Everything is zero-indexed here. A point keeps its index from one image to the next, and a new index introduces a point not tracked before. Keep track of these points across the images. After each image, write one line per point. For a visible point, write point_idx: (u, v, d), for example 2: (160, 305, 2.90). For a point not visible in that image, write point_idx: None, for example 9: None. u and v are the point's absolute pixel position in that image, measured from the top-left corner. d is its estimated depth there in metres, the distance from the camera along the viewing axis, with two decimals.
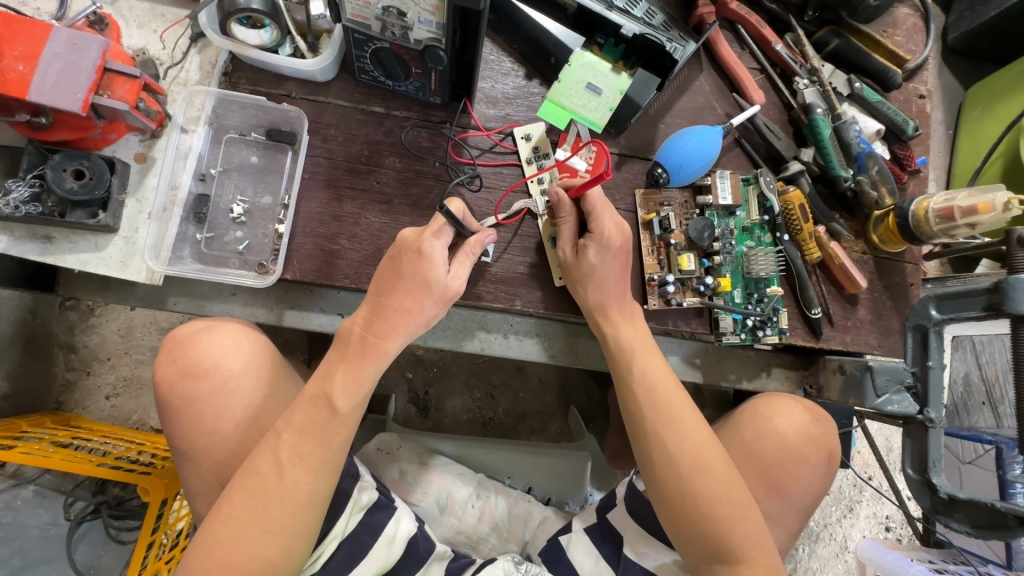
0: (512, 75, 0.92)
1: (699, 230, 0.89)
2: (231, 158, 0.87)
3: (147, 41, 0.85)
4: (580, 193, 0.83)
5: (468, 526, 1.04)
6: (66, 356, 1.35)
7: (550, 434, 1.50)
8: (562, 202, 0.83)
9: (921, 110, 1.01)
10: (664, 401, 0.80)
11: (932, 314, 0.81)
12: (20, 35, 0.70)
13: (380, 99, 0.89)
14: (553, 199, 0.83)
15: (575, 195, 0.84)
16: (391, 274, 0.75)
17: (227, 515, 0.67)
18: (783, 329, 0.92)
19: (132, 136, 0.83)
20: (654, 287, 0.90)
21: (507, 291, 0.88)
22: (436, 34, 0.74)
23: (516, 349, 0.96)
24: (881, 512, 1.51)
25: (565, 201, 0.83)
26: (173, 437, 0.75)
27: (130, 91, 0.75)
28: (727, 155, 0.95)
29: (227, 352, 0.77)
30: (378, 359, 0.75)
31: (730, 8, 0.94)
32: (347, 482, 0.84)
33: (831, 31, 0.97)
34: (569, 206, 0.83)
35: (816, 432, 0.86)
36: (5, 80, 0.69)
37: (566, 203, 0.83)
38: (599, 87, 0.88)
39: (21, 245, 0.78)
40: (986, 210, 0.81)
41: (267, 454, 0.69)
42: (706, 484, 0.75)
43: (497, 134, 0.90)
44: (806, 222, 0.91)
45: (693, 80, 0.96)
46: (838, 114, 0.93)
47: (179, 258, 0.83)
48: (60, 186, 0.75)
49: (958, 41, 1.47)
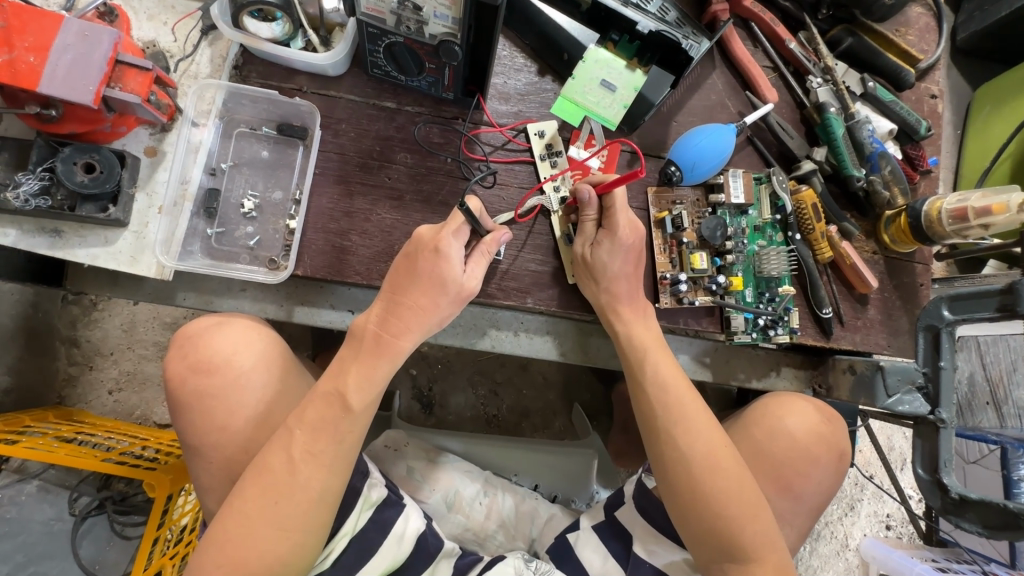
0: (525, 71, 0.92)
1: (711, 229, 0.88)
2: (241, 152, 0.86)
3: (157, 33, 0.84)
4: (608, 190, 0.82)
5: (476, 523, 1.04)
6: (69, 350, 1.35)
7: (555, 431, 1.50)
8: (591, 200, 0.83)
9: (932, 110, 1.01)
10: (676, 401, 0.80)
11: (945, 315, 0.81)
12: (29, 26, 0.69)
13: (392, 94, 0.88)
14: (582, 196, 0.82)
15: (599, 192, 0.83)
16: (406, 272, 0.74)
17: (239, 511, 0.67)
18: (794, 328, 0.92)
19: (142, 130, 0.82)
20: (666, 285, 0.90)
21: (519, 289, 0.88)
22: (452, 29, 0.73)
23: (526, 347, 0.96)
24: (882, 510, 1.52)
25: (593, 198, 0.83)
26: (184, 433, 0.75)
27: (142, 83, 0.74)
28: (739, 153, 0.95)
29: (238, 348, 0.76)
30: (392, 358, 0.74)
31: (744, 6, 0.93)
32: (357, 479, 0.84)
33: (844, 29, 0.97)
34: (596, 204, 0.83)
35: (825, 430, 0.86)
36: (16, 72, 0.68)
37: (595, 202, 0.83)
38: (613, 84, 0.89)
39: (30, 238, 0.77)
40: (1000, 211, 0.82)
41: (279, 453, 0.69)
42: (718, 483, 0.75)
43: (510, 131, 0.90)
44: (819, 222, 0.90)
45: (706, 78, 0.95)
46: (851, 114, 0.92)
47: (190, 253, 0.83)
48: (70, 179, 0.74)
49: (968, 41, 1.47)
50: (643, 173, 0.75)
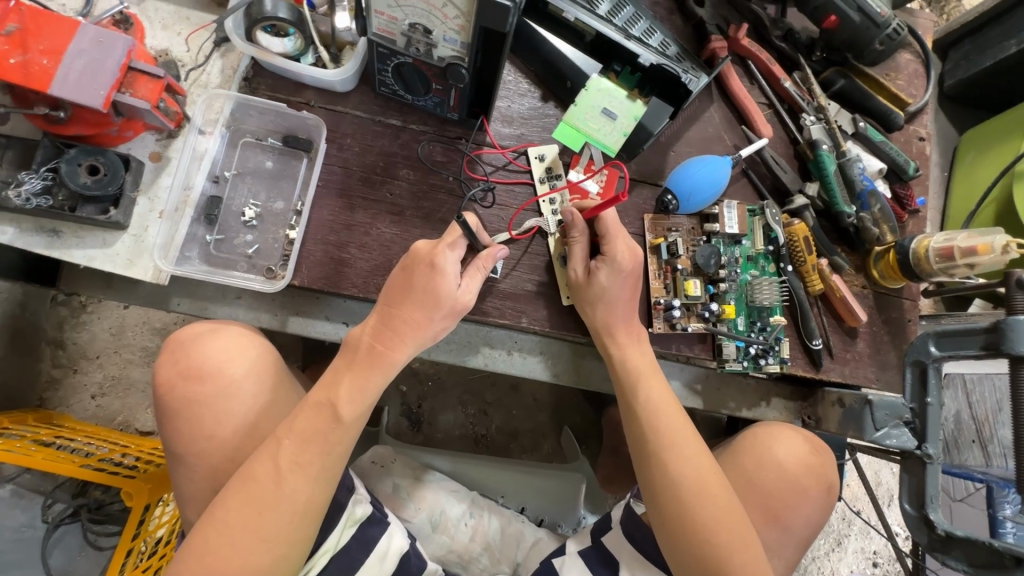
0: (528, 96, 0.94)
1: (706, 257, 0.90)
2: (245, 162, 0.87)
3: (171, 43, 0.86)
4: (595, 214, 0.83)
5: (460, 545, 1.02)
6: (53, 352, 1.33)
7: (543, 453, 1.49)
8: (575, 221, 0.84)
9: (921, 152, 1.04)
10: (667, 426, 0.80)
11: (931, 350, 0.83)
12: (45, 30, 0.70)
13: (398, 112, 0.90)
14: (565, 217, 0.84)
15: (587, 217, 0.85)
16: (402, 285, 0.75)
17: (218, 520, 0.65)
18: (785, 358, 0.93)
19: (149, 135, 0.83)
20: (660, 310, 0.91)
21: (515, 308, 0.88)
22: (459, 53, 0.76)
23: (519, 366, 0.96)
24: (869, 546, 1.51)
25: (579, 221, 0.84)
26: (170, 441, 0.74)
27: (153, 90, 0.75)
28: (734, 184, 0.97)
29: (230, 355, 0.76)
30: (385, 370, 0.74)
31: (742, 44, 0.97)
32: (342, 493, 0.82)
33: (836, 71, 1.01)
34: (582, 225, 0.84)
35: (814, 462, 0.87)
36: (29, 73, 0.69)
37: (579, 223, 0.84)
38: (614, 113, 0.90)
39: (27, 237, 0.77)
40: (985, 251, 0.84)
41: (266, 460, 0.68)
42: (708, 510, 0.74)
43: (511, 153, 0.92)
44: (810, 254, 0.92)
45: (704, 111, 0.98)
46: (842, 151, 0.95)
47: (187, 258, 0.83)
48: (74, 180, 0.75)
49: (954, 88, 1.53)
50: (625, 195, 0.79)
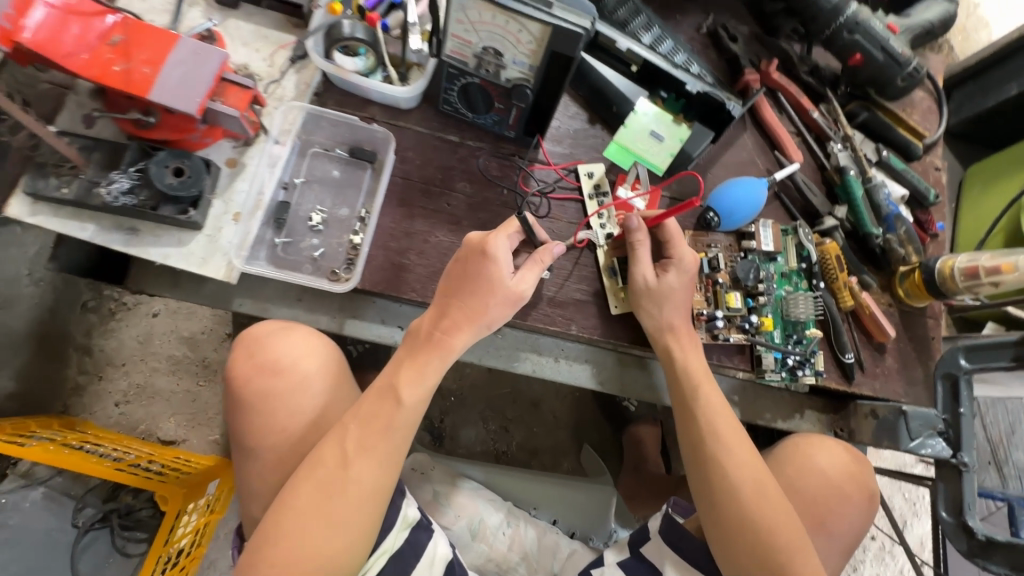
0: (577, 118, 1.00)
1: (745, 271, 0.95)
2: (313, 170, 0.92)
3: (250, 58, 0.91)
4: (657, 221, 0.87)
5: (499, 553, 1.03)
6: (80, 358, 1.33)
7: (563, 471, 1.50)
8: (641, 226, 0.87)
9: (938, 180, 1.12)
10: (723, 430, 0.83)
11: (962, 363, 0.87)
12: (148, 42, 0.75)
13: (456, 129, 0.95)
14: (630, 223, 0.87)
15: (650, 224, 0.88)
16: (459, 275, 0.79)
17: (292, 507, 0.67)
18: (819, 370, 0.97)
19: (226, 142, 0.87)
20: (703, 321, 0.95)
21: (564, 316, 0.92)
22: (525, 74, 0.82)
23: (565, 372, 0.99)
24: (885, 572, 1.52)
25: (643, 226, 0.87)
26: (241, 434, 0.76)
27: (242, 99, 0.81)
28: (768, 206, 1.04)
29: (303, 352, 0.78)
30: (443, 355, 0.77)
31: (773, 78, 1.04)
32: (397, 494, 0.84)
33: (859, 104, 1.09)
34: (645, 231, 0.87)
35: (856, 470, 0.90)
36: (131, 80, 0.74)
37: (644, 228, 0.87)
38: (661, 135, 0.98)
39: (106, 234, 0.80)
40: (1010, 271, 0.89)
41: (334, 446, 0.70)
42: (766, 511, 0.77)
43: (562, 169, 0.98)
44: (842, 271, 0.98)
45: (738, 138, 1.05)
46: (869, 177, 1.02)
47: (256, 259, 0.87)
48: (161, 180, 0.78)
49: (957, 126, 1.63)
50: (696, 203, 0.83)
